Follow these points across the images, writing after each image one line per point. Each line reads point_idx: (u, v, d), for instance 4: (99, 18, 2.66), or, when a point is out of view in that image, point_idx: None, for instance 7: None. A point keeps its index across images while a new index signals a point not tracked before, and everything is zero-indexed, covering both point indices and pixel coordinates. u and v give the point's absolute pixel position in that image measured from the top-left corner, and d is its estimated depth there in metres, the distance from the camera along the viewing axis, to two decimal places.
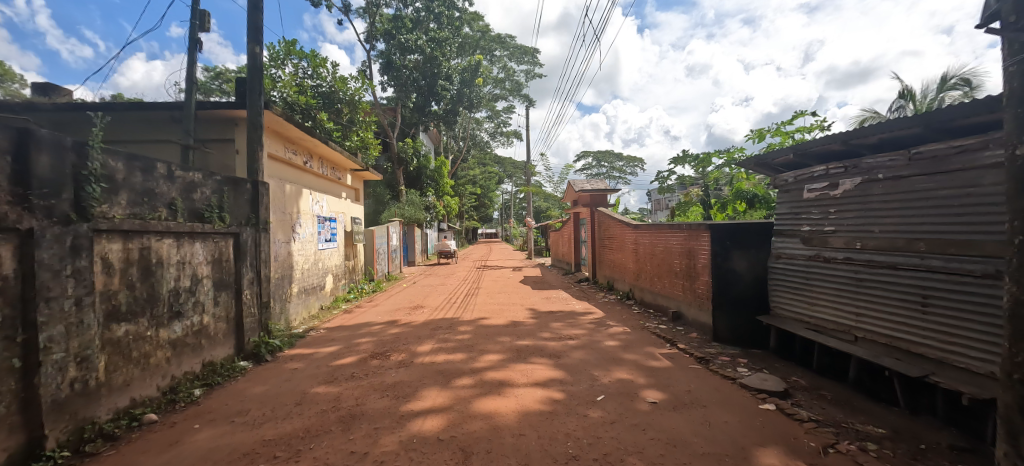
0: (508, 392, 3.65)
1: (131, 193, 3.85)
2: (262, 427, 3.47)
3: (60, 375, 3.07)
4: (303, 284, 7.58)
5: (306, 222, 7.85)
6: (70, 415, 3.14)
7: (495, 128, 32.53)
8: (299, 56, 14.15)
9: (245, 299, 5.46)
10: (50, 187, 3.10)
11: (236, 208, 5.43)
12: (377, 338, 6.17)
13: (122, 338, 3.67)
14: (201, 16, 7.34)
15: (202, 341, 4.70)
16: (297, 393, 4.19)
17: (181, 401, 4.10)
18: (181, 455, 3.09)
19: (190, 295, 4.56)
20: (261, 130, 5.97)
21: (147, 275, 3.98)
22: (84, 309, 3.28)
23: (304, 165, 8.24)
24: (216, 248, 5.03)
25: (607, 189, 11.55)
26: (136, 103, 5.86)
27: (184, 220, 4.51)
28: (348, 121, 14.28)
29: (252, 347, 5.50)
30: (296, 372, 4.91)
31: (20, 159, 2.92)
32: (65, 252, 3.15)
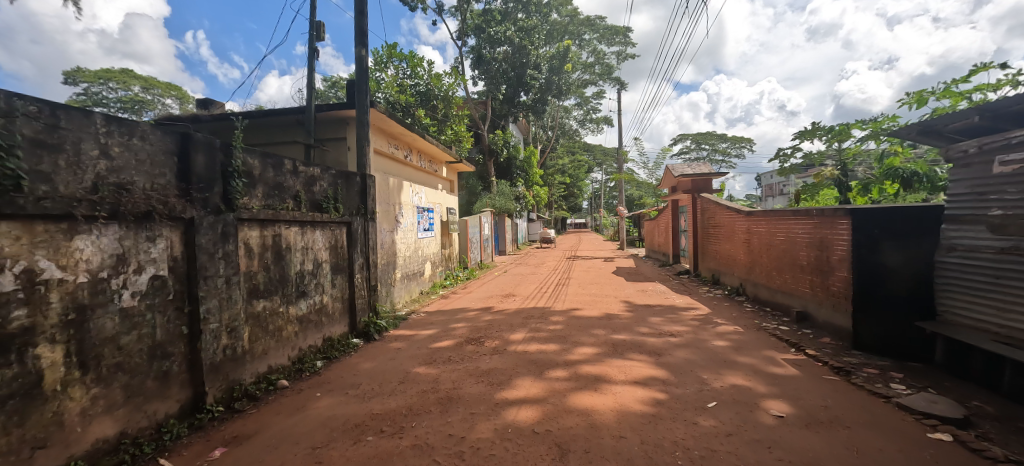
0: (605, 389, 3.45)
1: (265, 187, 4.39)
2: (371, 401, 3.75)
3: (215, 341, 3.65)
4: (405, 271, 8.12)
5: (407, 213, 8.36)
6: (223, 376, 3.71)
7: (584, 115, 31.68)
8: (399, 58, 15.12)
9: (357, 283, 5.99)
10: (205, 183, 3.65)
11: (348, 199, 5.93)
12: (472, 324, 6.36)
13: (261, 313, 4.23)
14: (317, 27, 8.15)
15: (323, 319, 5.25)
16: (400, 371, 4.47)
17: (306, 371, 4.62)
18: (307, 420, 3.47)
19: (313, 277, 5.10)
20: (367, 127, 6.44)
21: (279, 259, 4.53)
22: (232, 286, 3.84)
23: (405, 159, 8.76)
24: (333, 236, 5.55)
25: (712, 172, 10.49)
26: (269, 109, 6.69)
27: (307, 211, 5.03)
28: (443, 116, 14.91)
29: (363, 325, 6.02)
30: (400, 351, 5.25)
31: (183, 159, 3.48)
32: (218, 237, 3.72)
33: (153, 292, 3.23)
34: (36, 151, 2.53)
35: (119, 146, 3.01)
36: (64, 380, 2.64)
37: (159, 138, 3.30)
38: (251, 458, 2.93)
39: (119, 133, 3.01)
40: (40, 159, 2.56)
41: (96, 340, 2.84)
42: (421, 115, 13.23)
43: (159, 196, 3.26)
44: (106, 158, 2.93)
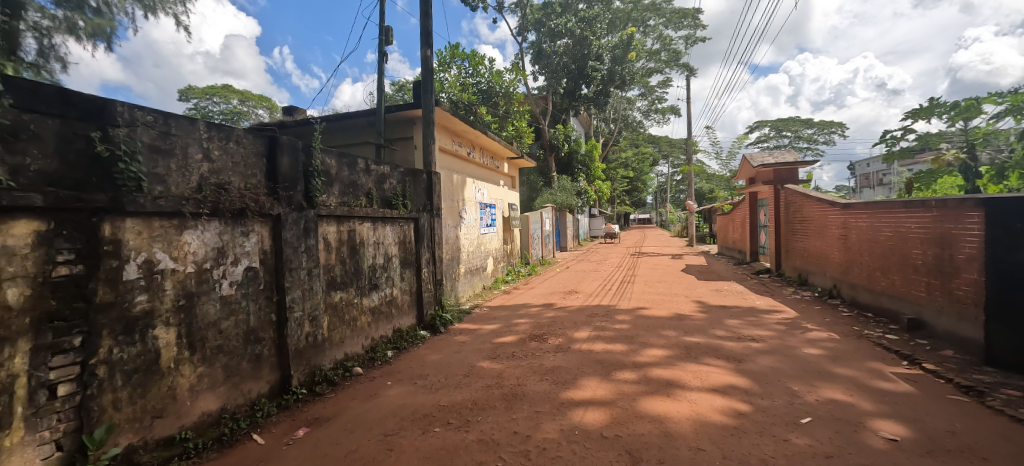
0: (678, 395, 3.23)
1: (341, 185, 4.66)
2: (439, 392, 3.83)
3: (299, 329, 3.94)
4: (468, 266, 8.28)
5: (470, 209, 8.50)
6: (306, 361, 4.00)
7: (649, 105, 30.31)
8: (461, 57, 15.42)
9: (424, 277, 6.18)
10: (290, 182, 3.94)
11: (415, 196, 6.13)
12: (535, 320, 6.32)
13: (338, 303, 4.50)
14: (386, 32, 8.52)
15: (393, 310, 5.48)
16: (466, 365, 4.54)
17: (378, 360, 4.86)
18: (379, 407, 3.63)
19: (384, 271, 5.34)
20: (433, 125, 6.61)
21: (354, 253, 4.79)
22: (313, 277, 4.12)
23: (468, 156, 8.90)
24: (401, 232, 5.77)
25: (798, 161, 9.51)
26: (344, 112, 7.11)
27: (378, 207, 5.27)
28: (505, 113, 14.97)
29: (430, 318, 6.21)
30: (464, 345, 5.35)
31: (271, 160, 3.80)
32: (301, 232, 4.01)
33: (247, 282, 3.56)
34: (153, 156, 2.95)
35: (218, 150, 3.37)
36: (176, 359, 3.02)
37: (250, 141, 3.62)
38: (329, 440, 3.12)
39: (217, 138, 3.36)
40: (156, 164, 2.96)
41: (201, 324, 3.20)
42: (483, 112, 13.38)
43: (251, 194, 3.57)
44: (208, 160, 3.30)
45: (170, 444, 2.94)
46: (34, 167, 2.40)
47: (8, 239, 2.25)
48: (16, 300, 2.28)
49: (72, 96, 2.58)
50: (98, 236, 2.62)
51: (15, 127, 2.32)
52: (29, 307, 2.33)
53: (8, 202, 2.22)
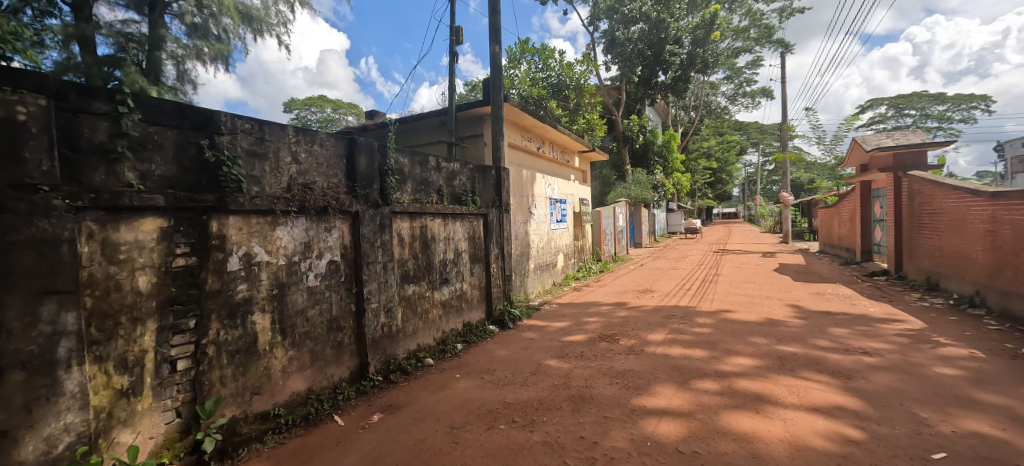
0: (769, 412, 2.86)
1: (414, 183, 4.84)
2: (505, 389, 3.81)
3: (376, 319, 4.16)
4: (538, 262, 8.21)
5: (540, 204, 8.42)
6: (382, 350, 4.22)
7: (736, 89, 27.80)
8: (531, 52, 15.35)
9: (493, 272, 6.23)
10: (367, 181, 4.17)
11: (484, 192, 6.19)
12: (605, 319, 6.07)
13: (411, 296, 4.68)
14: (456, 32, 8.71)
15: (463, 304, 5.59)
16: (533, 362, 4.48)
17: (448, 352, 4.99)
18: (447, 399, 3.70)
19: (454, 266, 5.46)
20: (502, 121, 6.63)
21: (425, 248, 4.95)
22: (388, 271, 4.33)
23: (538, 150, 8.82)
24: (471, 227, 5.86)
25: (926, 144, 8.05)
26: (418, 113, 7.41)
27: (448, 204, 5.39)
28: (576, 105, 14.63)
29: (499, 313, 6.26)
30: (532, 341, 5.29)
31: (350, 161, 4.04)
32: (377, 228, 4.22)
33: (330, 274, 3.82)
34: (251, 160, 3.26)
35: (305, 152, 3.65)
36: (271, 342, 3.33)
37: (332, 144, 3.88)
38: (400, 428, 3.25)
39: (303, 141, 3.64)
40: (253, 166, 3.28)
41: (291, 312, 3.49)
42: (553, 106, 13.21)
43: (333, 193, 3.84)
44: (296, 162, 3.59)
45: (266, 419, 3.26)
46: (157, 172, 2.78)
47: (138, 234, 2.63)
48: (145, 286, 2.66)
49: (186, 108, 2.92)
50: (206, 231, 2.96)
51: (142, 139, 2.71)
52: (154, 293, 2.71)
53: (137, 202, 2.59)
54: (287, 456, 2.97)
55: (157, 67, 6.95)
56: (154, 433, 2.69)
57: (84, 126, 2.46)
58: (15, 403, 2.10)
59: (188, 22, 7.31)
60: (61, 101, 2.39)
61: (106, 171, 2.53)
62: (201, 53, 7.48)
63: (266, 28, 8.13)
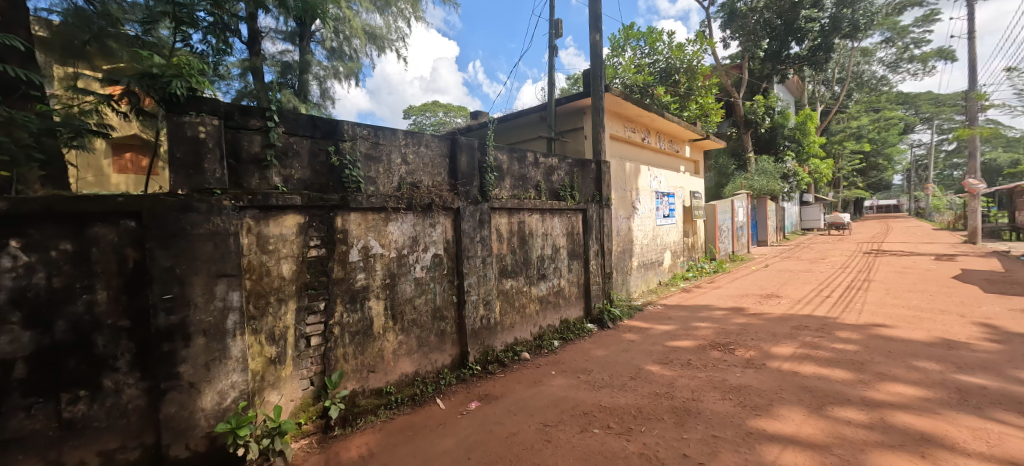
0: (940, 459, 2.29)
1: (512, 179, 4.92)
2: (601, 391, 3.67)
3: (475, 310, 4.35)
4: (641, 260, 7.76)
5: (644, 198, 7.93)
6: (481, 341, 4.40)
7: (898, 53, 22.85)
8: (637, 37, 14.52)
9: (593, 269, 6.04)
10: (468, 178, 4.36)
11: (583, 186, 6.04)
12: (719, 325, 5.48)
13: (509, 290, 4.79)
14: (556, 25, 8.63)
15: (561, 301, 5.54)
16: (633, 366, 4.25)
17: (544, 348, 5.01)
18: (542, 395, 3.71)
19: (552, 262, 5.41)
20: (602, 113, 6.38)
21: (523, 243, 5.00)
22: (486, 265, 4.48)
23: (643, 141, 8.31)
24: (570, 223, 5.73)
25: None
26: (518, 111, 7.52)
27: (546, 199, 5.37)
28: (687, 90, 13.46)
29: (598, 311, 6.06)
30: (633, 344, 5.02)
31: (452, 160, 4.27)
32: (477, 223, 4.39)
33: (435, 267, 4.09)
34: (368, 163, 3.65)
35: (413, 154, 3.97)
36: (384, 327, 3.69)
37: (436, 145, 4.15)
38: (495, 419, 3.34)
39: (411, 144, 3.95)
40: (369, 168, 3.66)
41: (401, 300, 3.83)
42: (661, 93, 12.35)
43: (437, 190, 4.10)
44: (405, 163, 3.91)
45: (379, 395, 3.62)
46: (295, 176, 3.26)
47: (282, 229, 3.12)
48: (288, 272, 3.15)
49: (316, 120, 3.36)
50: (333, 227, 3.39)
51: (284, 148, 3.20)
52: (294, 278, 3.18)
53: (281, 202, 3.07)
54: (395, 431, 3.26)
55: (305, 88, 8.17)
56: (294, 397, 3.18)
57: (244, 140, 3.00)
58: (199, 361, 2.66)
59: (326, 47, 8.67)
60: (228, 121, 2.94)
61: (259, 176, 3.06)
62: (337, 72, 8.61)
63: (387, 44, 9.02)
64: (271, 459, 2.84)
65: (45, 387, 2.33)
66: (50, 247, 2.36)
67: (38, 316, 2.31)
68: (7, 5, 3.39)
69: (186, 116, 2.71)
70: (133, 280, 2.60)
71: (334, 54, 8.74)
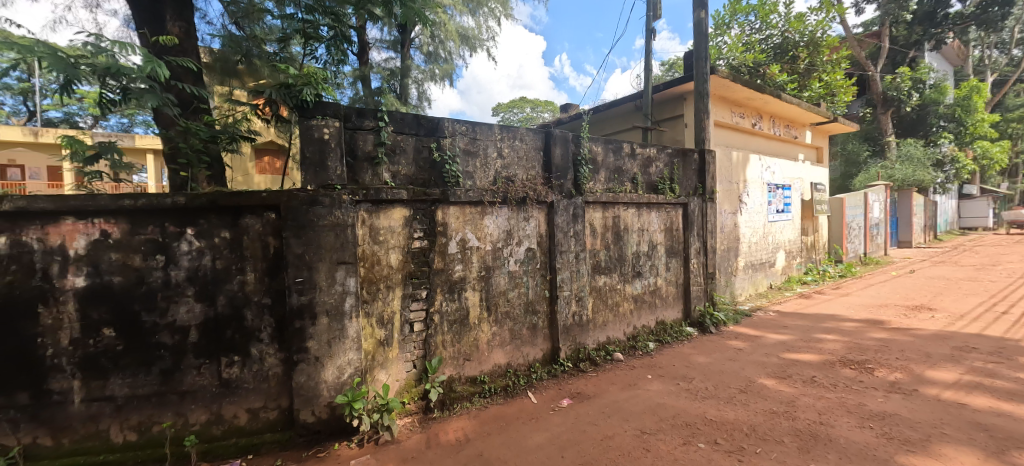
0: None
1: (607, 171, 4.73)
2: (705, 403, 3.40)
3: (568, 306, 4.29)
4: (749, 260, 7.01)
5: (754, 191, 7.14)
6: (573, 338, 4.34)
7: None
8: (746, 11, 13.06)
9: (694, 269, 5.57)
10: (562, 172, 4.28)
11: (684, 178, 5.59)
12: (848, 339, 4.74)
13: (602, 287, 4.63)
14: (654, 7, 8.10)
15: (657, 301, 5.22)
16: (741, 378, 3.87)
17: (639, 350, 4.78)
18: (639, 400, 3.55)
19: (649, 259, 5.11)
20: (707, 97, 5.84)
21: (618, 239, 4.78)
22: (580, 260, 4.38)
23: (753, 127, 7.46)
24: (668, 218, 5.34)
25: None
26: (611, 101, 7.22)
27: (643, 192, 5.07)
28: (808, 67, 11.79)
29: (698, 315, 5.60)
30: (741, 353, 4.56)
31: (546, 153, 4.24)
32: (570, 218, 4.31)
33: (528, 261, 4.10)
34: (466, 158, 3.77)
35: (508, 148, 4.02)
36: (479, 317, 3.81)
37: (531, 138, 4.16)
38: (589, 420, 3.26)
39: (506, 138, 4.00)
40: (467, 163, 3.78)
41: (495, 292, 3.91)
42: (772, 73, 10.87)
43: (531, 184, 4.10)
44: (501, 158, 3.98)
45: (474, 383, 3.76)
46: (402, 172, 3.48)
47: (390, 221, 3.35)
48: (395, 262, 3.38)
49: (420, 118, 3.55)
50: (434, 220, 3.56)
51: (393, 146, 3.43)
52: (400, 267, 3.42)
53: (390, 196, 3.29)
54: (490, 420, 3.36)
55: (405, 91, 8.79)
56: (399, 377, 3.43)
57: (360, 140, 3.28)
58: (322, 338, 2.98)
59: (425, 51, 9.14)
60: (347, 123, 3.23)
61: (371, 172, 3.32)
62: (434, 75, 9.08)
63: (480, 44, 9.26)
64: (380, 433, 3.09)
65: (211, 348, 2.90)
66: (214, 234, 2.88)
67: (206, 291, 2.89)
68: (183, 35, 4.10)
69: (313, 120, 3.03)
70: (274, 264, 2.99)
71: (431, 57, 9.20)
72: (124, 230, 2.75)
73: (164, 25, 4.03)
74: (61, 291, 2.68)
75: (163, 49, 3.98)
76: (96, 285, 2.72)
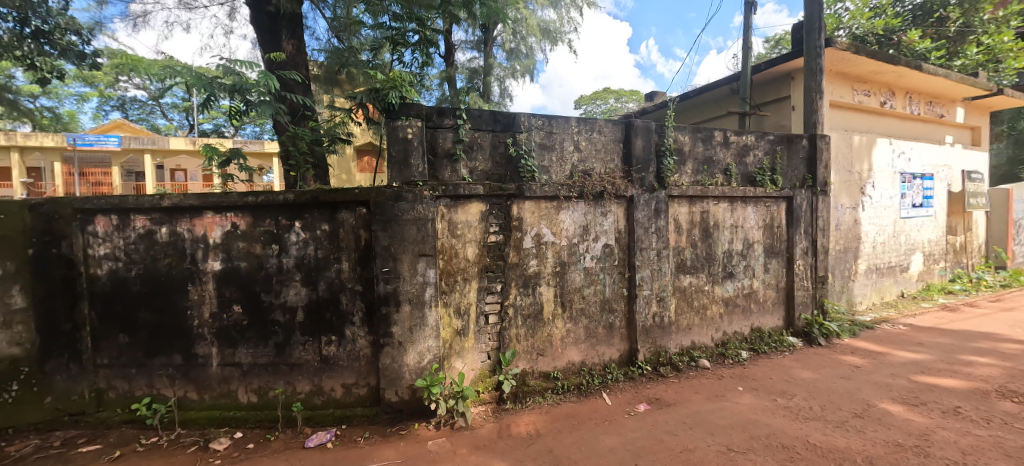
0: None
1: (695, 162, 4.37)
2: (808, 425, 3.00)
3: (647, 306, 4.07)
4: (874, 263, 6.00)
5: (882, 182, 6.07)
6: (652, 340, 4.11)
7: None
8: None
9: (799, 271, 4.92)
10: (643, 164, 4.05)
11: (790, 168, 4.93)
12: (1011, 366, 3.84)
13: (687, 288, 4.31)
14: None
15: (752, 305, 4.71)
16: (857, 401, 3.34)
17: (729, 358, 4.37)
18: (726, 413, 3.25)
19: (743, 259, 4.62)
20: (821, 74, 5.08)
21: (706, 236, 4.40)
22: (662, 259, 4.12)
23: (883, 107, 6.34)
24: (768, 213, 4.77)
25: None
26: (703, 86, 6.66)
27: (738, 185, 4.59)
28: (962, 29, 9.66)
29: (803, 324, 4.94)
30: (857, 371, 3.94)
31: (626, 144, 4.04)
32: (652, 213, 4.06)
33: (605, 257, 3.97)
34: (542, 153, 3.74)
35: (585, 141, 3.90)
36: (554, 313, 3.78)
37: (610, 130, 3.99)
38: (667, 429, 3.06)
39: (584, 131, 3.89)
40: (544, 158, 3.75)
41: (570, 289, 3.85)
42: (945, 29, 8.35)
43: (610, 178, 3.94)
44: (578, 151, 3.88)
45: (548, 379, 3.76)
46: (479, 168, 3.58)
47: (467, 216, 3.46)
48: (472, 255, 3.49)
49: (497, 115, 3.60)
50: (510, 214, 3.60)
51: (470, 143, 3.54)
52: (476, 261, 3.52)
53: (467, 192, 3.39)
54: (562, 417, 3.33)
55: (488, 89, 9.02)
56: (474, 366, 3.55)
57: (440, 138, 3.43)
58: (405, 325, 3.19)
59: (506, 48, 9.27)
60: (428, 122, 3.40)
61: (450, 168, 3.47)
62: (515, 71, 9.19)
63: (561, 37, 9.15)
64: (455, 418, 3.23)
65: (314, 328, 3.27)
66: (316, 227, 3.23)
67: (310, 277, 3.26)
68: (294, 51, 4.65)
69: (398, 121, 3.24)
70: (364, 255, 3.24)
71: (513, 54, 9.29)
72: (248, 223, 3.22)
73: (281, 44, 4.62)
74: (203, 273, 3.23)
75: (279, 65, 4.57)
76: (228, 269, 3.23)
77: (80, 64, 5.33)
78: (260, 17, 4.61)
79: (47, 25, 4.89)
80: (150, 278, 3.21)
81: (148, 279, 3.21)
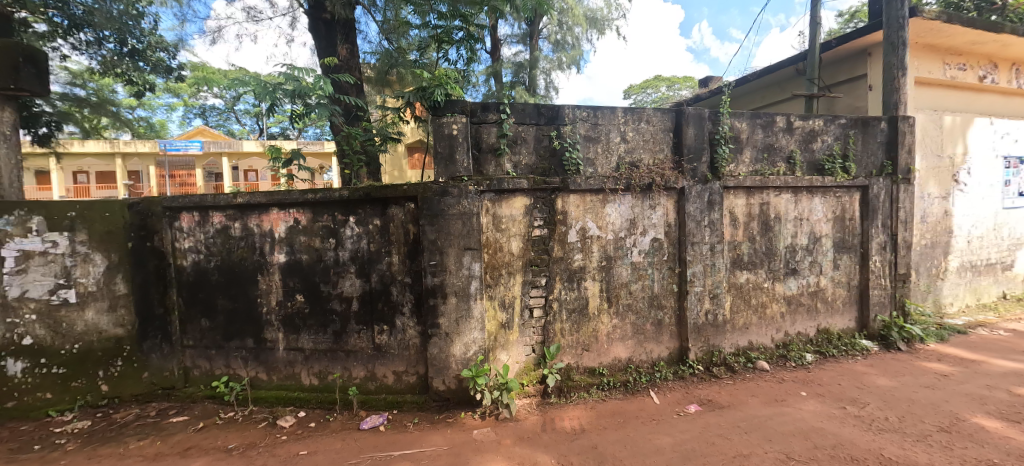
0: None
1: (753, 150, 4.09)
2: (882, 437, 2.73)
3: (699, 304, 3.88)
4: (968, 260, 5.31)
5: (979, 167, 5.35)
6: (705, 339, 3.91)
7: None
8: None
9: (875, 269, 4.47)
10: (695, 153, 3.85)
11: (864, 154, 4.48)
12: None
13: (744, 285, 4.06)
14: None
15: (819, 305, 4.35)
16: (943, 413, 2.99)
17: (791, 361, 4.08)
18: (787, 418, 3.04)
19: (808, 254, 4.28)
20: (903, 48, 4.55)
21: (766, 230, 4.12)
22: (716, 253, 3.90)
23: (982, 82, 5.57)
24: (838, 205, 4.36)
25: None
26: (764, 68, 6.22)
27: (804, 174, 4.24)
28: None
29: (879, 326, 4.49)
30: (944, 380, 3.52)
31: (677, 133, 3.87)
32: (704, 205, 3.85)
33: (654, 252, 3.83)
34: (587, 145, 3.68)
35: (633, 131, 3.79)
36: (599, 308, 3.72)
37: (659, 119, 3.84)
38: (718, 431, 2.93)
39: (631, 121, 3.77)
40: (589, 150, 3.69)
41: (616, 283, 3.76)
42: None
43: (659, 170, 3.79)
44: (625, 142, 3.77)
45: (593, 374, 3.71)
46: (523, 162, 3.58)
47: (512, 210, 3.48)
48: (517, 248, 3.51)
49: (541, 108, 3.57)
50: (555, 208, 3.58)
51: (514, 137, 3.55)
52: (521, 254, 3.53)
53: (512, 186, 3.41)
54: (607, 414, 3.27)
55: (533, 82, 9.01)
56: (518, 359, 3.58)
57: (484, 132, 3.47)
58: (451, 317, 3.28)
59: (552, 40, 9.22)
60: (472, 118, 3.45)
61: (495, 163, 3.50)
62: (561, 63, 9.08)
63: (608, 24, 8.94)
64: (500, 409, 3.28)
65: (367, 317, 3.45)
66: (369, 222, 3.39)
67: (364, 269, 3.43)
68: (347, 55, 4.91)
69: (444, 118, 3.30)
70: (413, 248, 3.36)
71: (558, 45, 9.17)
72: (309, 218, 3.45)
73: (336, 48, 4.90)
74: (270, 264, 3.51)
75: (335, 69, 4.84)
76: (292, 262, 3.49)
77: (168, 77, 5.95)
78: (317, 24, 4.91)
79: (141, 44, 5.52)
80: (226, 268, 3.54)
81: (224, 270, 3.55)
